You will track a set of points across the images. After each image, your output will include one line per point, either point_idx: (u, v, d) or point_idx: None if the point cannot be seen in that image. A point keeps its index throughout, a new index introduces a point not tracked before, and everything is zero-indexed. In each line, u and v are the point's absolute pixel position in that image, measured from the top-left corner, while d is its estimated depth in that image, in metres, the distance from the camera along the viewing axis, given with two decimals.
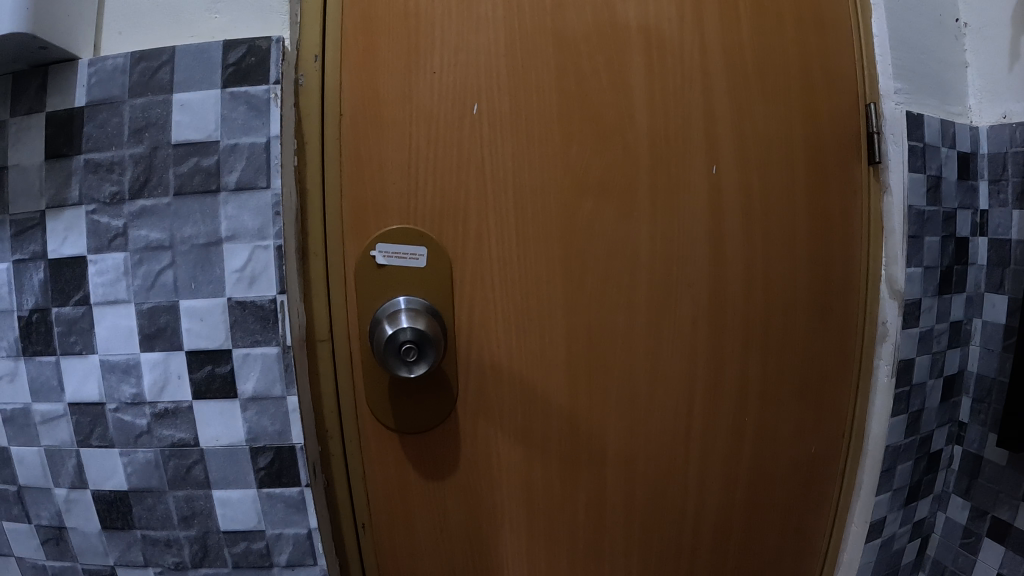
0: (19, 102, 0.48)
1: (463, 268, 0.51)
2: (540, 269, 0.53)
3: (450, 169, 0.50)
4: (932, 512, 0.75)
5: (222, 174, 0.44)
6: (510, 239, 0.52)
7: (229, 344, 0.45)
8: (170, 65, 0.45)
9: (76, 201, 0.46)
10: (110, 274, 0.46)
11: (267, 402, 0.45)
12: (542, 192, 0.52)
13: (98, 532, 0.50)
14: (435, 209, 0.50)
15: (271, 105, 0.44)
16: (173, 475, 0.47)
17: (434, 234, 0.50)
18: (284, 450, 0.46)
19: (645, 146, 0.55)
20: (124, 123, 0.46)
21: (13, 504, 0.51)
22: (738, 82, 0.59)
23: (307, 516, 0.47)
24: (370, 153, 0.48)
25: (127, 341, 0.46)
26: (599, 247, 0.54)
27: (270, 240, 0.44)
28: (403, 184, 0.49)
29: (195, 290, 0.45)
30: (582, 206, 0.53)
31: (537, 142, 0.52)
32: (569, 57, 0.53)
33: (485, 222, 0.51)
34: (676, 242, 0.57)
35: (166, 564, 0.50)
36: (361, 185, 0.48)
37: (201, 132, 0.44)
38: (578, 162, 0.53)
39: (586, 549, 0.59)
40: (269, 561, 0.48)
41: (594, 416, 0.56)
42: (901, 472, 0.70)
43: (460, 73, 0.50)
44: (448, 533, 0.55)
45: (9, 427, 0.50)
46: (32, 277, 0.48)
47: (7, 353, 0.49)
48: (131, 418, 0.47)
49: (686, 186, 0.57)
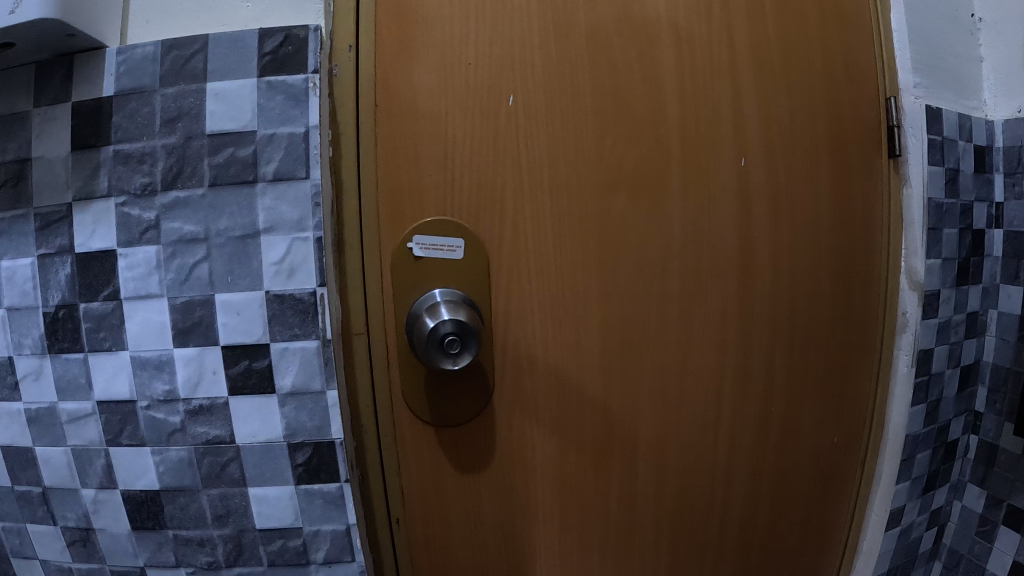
0: (43, 92, 0.46)
1: (500, 260, 0.50)
2: (574, 261, 0.52)
3: (485, 161, 0.49)
4: (948, 501, 0.76)
5: (260, 164, 0.43)
6: (546, 231, 0.51)
7: (267, 339, 0.44)
8: (204, 53, 0.44)
9: (105, 193, 0.45)
10: (141, 268, 0.45)
11: (306, 397, 0.44)
12: (577, 184, 0.52)
13: (127, 533, 0.49)
14: (471, 201, 0.49)
15: (310, 94, 0.43)
16: (208, 474, 0.46)
17: (470, 226, 0.49)
18: (323, 446, 0.45)
19: (676, 139, 0.55)
20: (155, 113, 0.44)
21: (38, 505, 0.50)
22: (765, 75, 0.59)
23: (345, 511, 0.47)
24: (406, 144, 0.48)
25: (160, 337, 0.45)
26: (633, 239, 0.54)
27: (310, 232, 0.43)
28: (439, 175, 0.48)
29: (231, 283, 0.44)
30: (615, 198, 0.53)
31: (571, 134, 0.51)
32: (601, 49, 0.52)
33: (521, 214, 0.50)
34: (706, 235, 0.57)
35: (198, 565, 0.49)
36: (396, 177, 0.48)
37: (237, 122, 0.43)
38: (611, 154, 0.53)
39: (617, 541, 0.59)
40: (306, 558, 0.48)
41: (626, 408, 0.56)
42: (920, 461, 0.71)
43: (495, 65, 0.49)
44: (482, 526, 0.54)
45: (35, 427, 0.49)
46: (59, 272, 0.47)
47: (32, 351, 0.48)
48: (164, 416, 0.46)
49: (715, 179, 0.57)
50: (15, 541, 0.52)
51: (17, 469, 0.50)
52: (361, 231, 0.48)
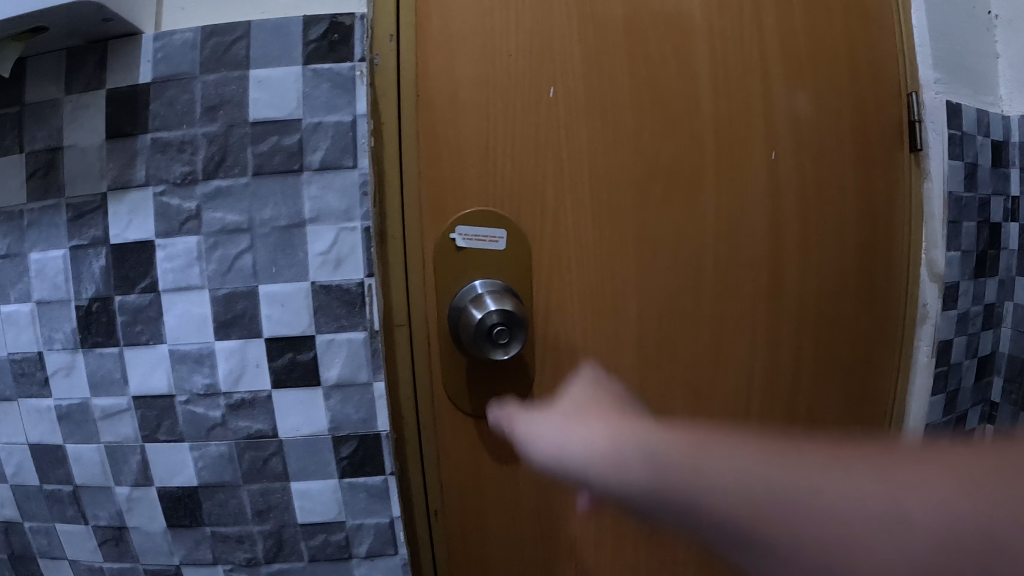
0: (75, 79, 0.45)
1: (541, 250, 0.50)
2: (613, 253, 0.52)
3: (526, 152, 0.49)
4: None
5: (305, 153, 0.42)
6: (586, 222, 0.51)
7: (313, 331, 0.43)
8: (246, 39, 0.43)
9: (143, 182, 0.44)
10: (181, 259, 0.44)
11: (353, 389, 0.44)
12: (616, 175, 0.52)
13: (163, 531, 0.48)
14: (512, 192, 0.49)
15: (357, 82, 0.43)
16: (249, 469, 0.46)
17: (512, 216, 0.49)
18: (369, 438, 0.45)
19: (709, 131, 0.55)
20: (195, 100, 0.43)
21: (68, 504, 0.49)
22: (794, 69, 0.59)
23: (389, 504, 0.46)
24: (448, 134, 0.47)
25: (200, 329, 0.44)
26: (670, 231, 0.54)
27: (358, 221, 0.42)
28: (481, 166, 0.48)
29: (276, 274, 0.43)
30: (652, 189, 0.53)
31: (610, 126, 0.51)
32: (638, 42, 0.52)
33: (562, 206, 0.50)
34: (738, 227, 0.57)
35: (237, 561, 0.48)
36: (438, 167, 0.47)
37: (281, 110, 0.42)
38: (648, 146, 0.53)
39: (649, 531, 0.58)
40: (349, 553, 0.47)
41: (661, 400, 0.56)
42: None
43: (536, 55, 0.49)
44: (523, 523, 0.53)
45: (66, 424, 0.48)
46: (93, 263, 0.45)
47: (63, 345, 0.47)
48: (204, 410, 0.45)
49: (747, 172, 0.57)
50: (43, 541, 0.51)
51: (47, 467, 0.49)
52: (403, 224, 0.47)
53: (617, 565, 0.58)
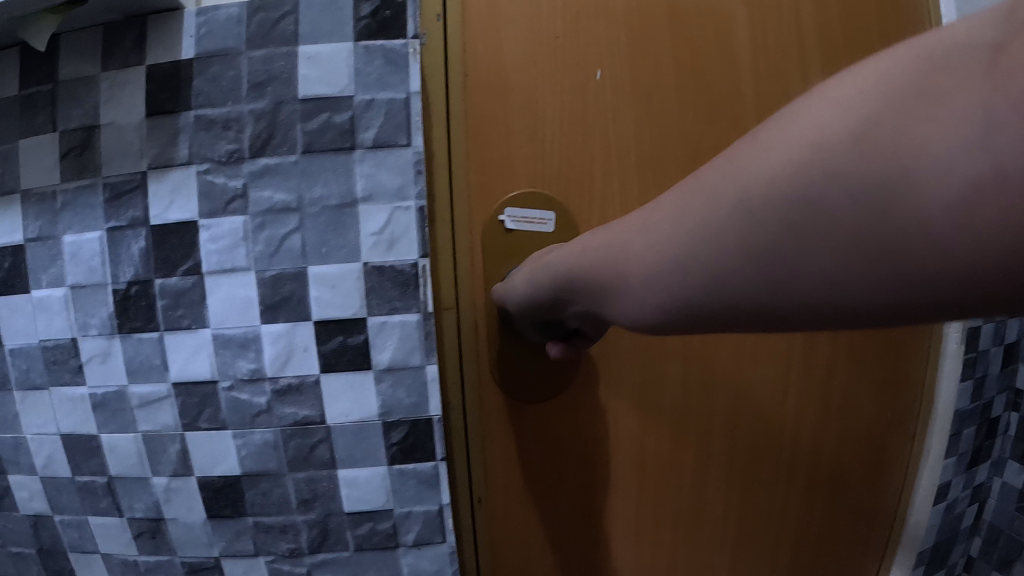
0: (113, 55, 0.44)
1: (589, 232, 0.49)
2: None
3: (573, 133, 0.48)
4: (988, 478, 0.77)
5: (358, 131, 0.41)
6: (632, 206, 0.50)
7: (364, 313, 0.42)
8: (294, 15, 0.41)
9: (185, 161, 0.43)
10: (227, 241, 0.43)
11: (404, 372, 0.43)
12: (661, 159, 0.51)
13: (202, 522, 0.47)
14: (560, 173, 0.48)
15: (411, 60, 0.42)
16: (294, 457, 0.45)
17: (560, 198, 0.48)
18: (420, 423, 0.44)
19: (752, 117, 0.54)
20: (242, 76, 0.42)
21: (102, 496, 0.48)
22: (834, 56, 0.57)
23: (439, 492, 0.45)
24: (495, 114, 0.46)
25: (246, 313, 0.43)
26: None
27: (413, 201, 0.42)
28: (529, 147, 0.47)
29: (326, 255, 0.42)
30: (696, 175, 0.52)
31: (655, 109, 0.50)
32: (682, 25, 0.51)
33: (607, 190, 0.49)
34: None
35: (280, 552, 0.47)
36: (486, 147, 0.46)
37: (332, 87, 0.41)
38: (691, 132, 0.52)
39: (688, 514, 0.58)
40: (395, 541, 0.46)
41: (702, 393, 0.56)
42: (966, 437, 0.72)
43: (582, 36, 0.48)
44: (562, 513, 0.53)
45: (101, 413, 0.46)
46: (131, 246, 0.44)
47: (98, 332, 0.45)
48: (249, 397, 0.44)
49: None
50: (74, 535, 0.49)
51: (79, 458, 0.48)
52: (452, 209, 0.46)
53: (655, 546, 0.57)
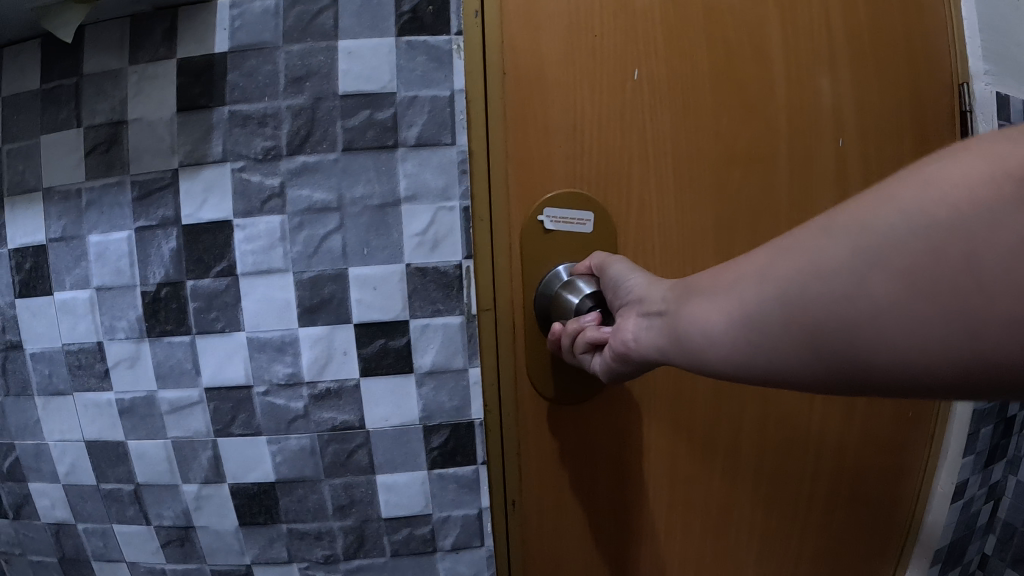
0: (141, 48, 0.42)
1: (626, 232, 0.49)
2: (694, 237, 0.51)
3: (611, 135, 0.47)
4: (1003, 476, 0.77)
5: (401, 129, 0.41)
6: (668, 207, 0.49)
7: (407, 315, 0.41)
8: (333, 8, 0.40)
9: (220, 158, 0.42)
10: (263, 241, 0.41)
11: (447, 375, 0.42)
12: (696, 160, 0.50)
13: (234, 529, 0.46)
14: (598, 173, 0.47)
15: (455, 57, 0.42)
16: (331, 462, 0.44)
17: (598, 199, 0.47)
18: (461, 427, 0.43)
19: (784, 118, 0.53)
20: (279, 71, 0.41)
21: (128, 504, 0.47)
22: (860, 57, 0.56)
23: (478, 495, 0.45)
24: (534, 113, 0.44)
25: (283, 315, 0.42)
26: (744, 226, 0.53)
27: (457, 201, 0.41)
28: (568, 148, 0.46)
29: (367, 256, 0.41)
30: (730, 176, 0.51)
31: (691, 109, 0.49)
32: (717, 25, 0.49)
33: (646, 195, 0.48)
34: (805, 215, 0.56)
35: (314, 559, 0.46)
36: (526, 145, 0.45)
37: (375, 83, 0.41)
38: (727, 132, 0.51)
39: (714, 516, 0.57)
40: (433, 546, 0.45)
41: (734, 401, 0.55)
42: (983, 436, 0.72)
43: (621, 33, 0.46)
44: (598, 538, 0.51)
45: (128, 419, 0.45)
46: (161, 246, 0.42)
47: (125, 335, 0.44)
48: (285, 402, 0.43)
49: (819, 159, 0.55)
50: (99, 543, 0.48)
51: (105, 466, 0.46)
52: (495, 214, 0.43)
53: (683, 548, 0.56)
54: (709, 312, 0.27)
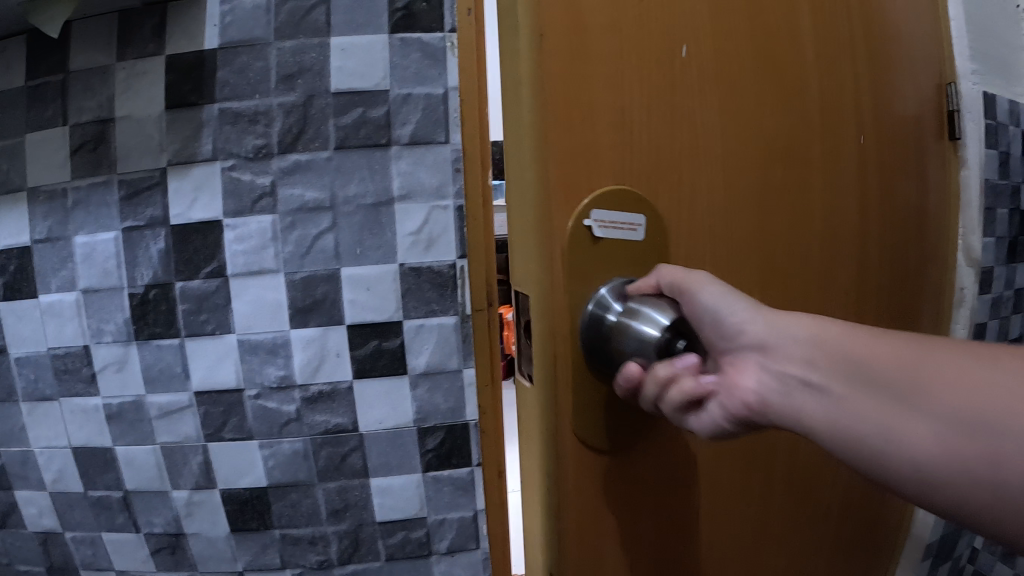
0: (130, 44, 0.41)
1: (694, 246, 0.30)
2: (780, 242, 0.34)
3: (666, 81, 0.27)
4: None
5: (394, 126, 0.40)
6: (748, 198, 0.32)
7: (401, 316, 0.40)
8: (326, 5, 0.40)
9: (209, 156, 0.41)
10: (255, 241, 0.41)
11: (442, 376, 0.41)
12: (771, 119, 0.32)
13: (226, 535, 0.45)
14: (653, 151, 0.27)
15: (448, 54, 0.40)
16: (325, 466, 0.43)
17: (653, 191, 0.28)
18: (457, 428, 0.42)
19: (863, 56, 0.37)
20: (270, 68, 0.40)
21: (118, 511, 0.46)
22: None
23: (474, 498, 0.44)
24: (552, 42, 0.24)
25: (276, 316, 0.41)
26: (840, 253, 0.38)
27: (451, 200, 0.40)
28: (612, 105, 0.26)
29: (360, 256, 0.40)
30: (814, 144, 0.35)
31: (761, 34, 0.31)
32: None
33: (719, 185, 0.30)
34: (898, 200, 0.41)
35: (307, 565, 0.45)
36: (551, 109, 0.24)
37: (368, 81, 0.40)
38: (807, 74, 0.34)
39: None
40: (428, 550, 0.45)
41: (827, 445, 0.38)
42: None
43: None
44: None
45: (116, 424, 0.44)
46: (150, 247, 0.42)
47: (113, 338, 0.43)
48: (277, 405, 0.42)
49: (899, 122, 0.40)
50: (88, 552, 0.48)
51: (93, 473, 0.45)
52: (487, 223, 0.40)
53: None
54: (822, 405, 0.20)
